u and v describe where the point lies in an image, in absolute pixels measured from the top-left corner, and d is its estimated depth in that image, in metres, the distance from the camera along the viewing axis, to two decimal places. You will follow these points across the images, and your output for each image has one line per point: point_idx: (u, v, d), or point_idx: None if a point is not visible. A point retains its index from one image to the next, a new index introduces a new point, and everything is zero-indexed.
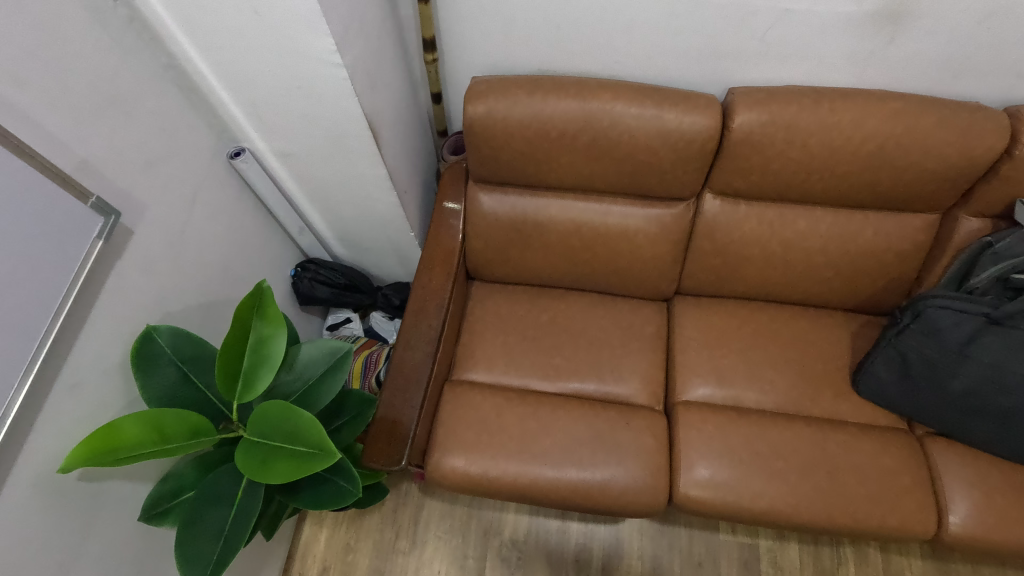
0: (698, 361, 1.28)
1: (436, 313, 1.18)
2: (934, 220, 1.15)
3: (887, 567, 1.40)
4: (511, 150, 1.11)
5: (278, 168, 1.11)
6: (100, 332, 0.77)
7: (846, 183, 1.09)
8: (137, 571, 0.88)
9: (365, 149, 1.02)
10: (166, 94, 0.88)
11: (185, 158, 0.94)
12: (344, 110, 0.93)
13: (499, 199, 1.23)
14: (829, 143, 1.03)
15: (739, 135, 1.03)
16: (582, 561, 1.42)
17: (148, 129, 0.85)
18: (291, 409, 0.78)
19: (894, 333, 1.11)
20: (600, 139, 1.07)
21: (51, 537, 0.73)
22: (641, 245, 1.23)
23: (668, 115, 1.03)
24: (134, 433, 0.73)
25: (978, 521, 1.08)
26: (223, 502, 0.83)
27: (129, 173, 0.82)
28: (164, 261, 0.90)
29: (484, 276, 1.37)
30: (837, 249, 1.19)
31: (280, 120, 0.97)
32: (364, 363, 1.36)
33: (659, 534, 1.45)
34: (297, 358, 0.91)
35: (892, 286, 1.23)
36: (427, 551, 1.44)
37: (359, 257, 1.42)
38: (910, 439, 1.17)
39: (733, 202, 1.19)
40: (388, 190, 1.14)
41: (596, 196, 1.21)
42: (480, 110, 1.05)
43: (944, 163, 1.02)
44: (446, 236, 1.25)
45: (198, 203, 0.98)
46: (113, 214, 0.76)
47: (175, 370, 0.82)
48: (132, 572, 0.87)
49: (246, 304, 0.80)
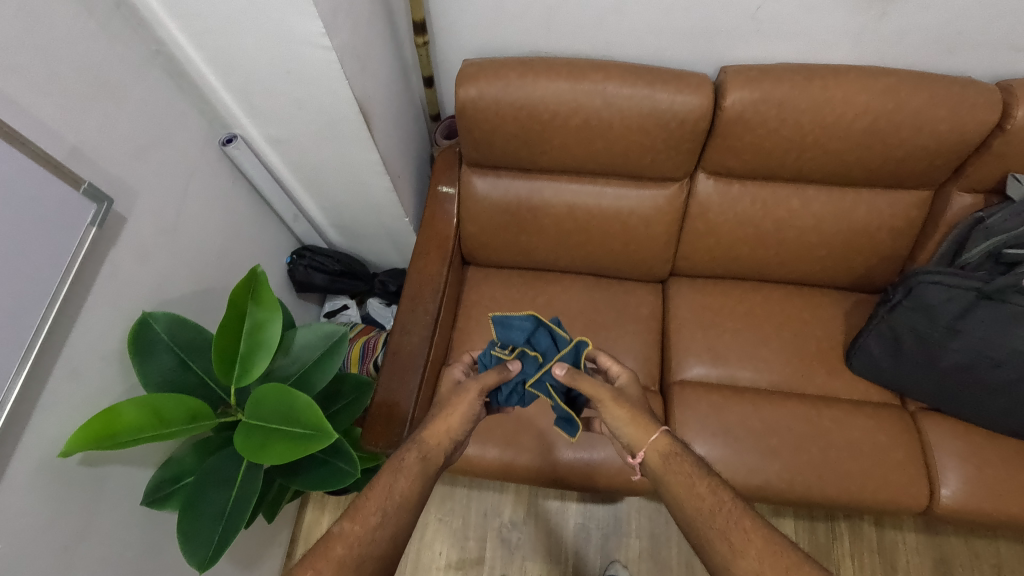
0: (694, 341, 1.29)
1: (432, 298, 1.19)
2: (927, 196, 1.16)
3: (881, 541, 1.42)
4: (503, 132, 1.10)
5: (271, 155, 1.11)
6: (96, 319, 0.78)
7: (838, 161, 1.09)
8: (141, 554, 0.90)
9: (357, 134, 1.02)
10: (155, 81, 0.88)
11: (176, 145, 0.94)
12: (334, 94, 0.93)
13: (493, 183, 1.23)
14: (821, 121, 1.03)
15: (730, 114, 1.03)
16: (581, 540, 1.45)
17: (139, 116, 0.85)
18: (287, 391, 0.79)
19: (886, 310, 1.13)
20: (593, 120, 1.07)
21: (56, 521, 0.74)
22: (635, 226, 1.23)
23: (660, 95, 1.02)
24: (133, 417, 0.75)
25: (970, 493, 1.10)
26: (224, 485, 0.84)
27: (121, 161, 0.82)
28: (158, 248, 0.90)
29: (480, 260, 1.37)
30: (831, 227, 1.19)
31: (271, 105, 0.97)
32: (362, 349, 1.37)
33: (656, 512, 1.47)
34: (292, 343, 0.92)
35: (885, 263, 1.24)
36: (429, 533, 1.46)
37: (354, 243, 1.43)
38: (903, 415, 1.19)
39: (726, 181, 1.19)
40: (382, 175, 1.14)
41: (590, 178, 1.21)
42: (472, 93, 1.05)
43: (937, 139, 1.03)
44: (440, 221, 1.26)
45: (191, 190, 0.98)
46: (105, 201, 0.76)
47: (172, 355, 0.83)
48: (136, 555, 0.89)
49: (241, 288, 0.80)
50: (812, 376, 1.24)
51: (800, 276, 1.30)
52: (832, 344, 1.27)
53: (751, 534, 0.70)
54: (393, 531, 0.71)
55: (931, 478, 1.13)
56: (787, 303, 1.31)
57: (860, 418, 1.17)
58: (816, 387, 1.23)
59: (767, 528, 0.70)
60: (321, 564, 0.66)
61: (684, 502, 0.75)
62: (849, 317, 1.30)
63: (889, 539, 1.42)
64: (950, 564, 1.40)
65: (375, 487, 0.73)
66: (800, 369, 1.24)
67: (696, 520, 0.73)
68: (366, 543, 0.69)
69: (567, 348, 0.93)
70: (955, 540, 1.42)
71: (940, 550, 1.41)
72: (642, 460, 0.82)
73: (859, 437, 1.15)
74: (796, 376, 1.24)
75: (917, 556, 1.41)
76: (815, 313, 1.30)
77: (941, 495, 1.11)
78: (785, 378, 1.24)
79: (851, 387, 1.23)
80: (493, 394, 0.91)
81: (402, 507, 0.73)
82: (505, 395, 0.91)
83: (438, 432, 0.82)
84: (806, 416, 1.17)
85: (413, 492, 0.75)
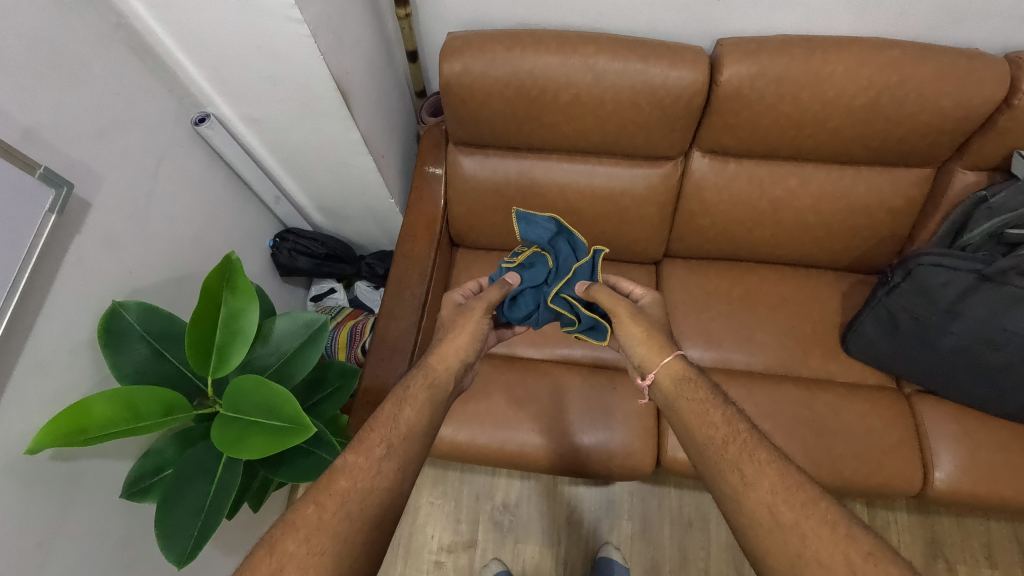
0: (687, 324, 1.26)
1: (419, 282, 1.15)
2: (929, 174, 1.12)
3: (873, 522, 1.42)
4: (490, 109, 1.06)
5: (247, 134, 1.07)
6: (61, 310, 0.75)
7: (838, 138, 1.05)
8: (122, 546, 0.88)
9: (336, 112, 0.98)
10: (118, 56, 0.83)
11: (144, 125, 0.90)
12: (308, 70, 0.89)
13: (481, 161, 1.18)
14: (822, 96, 0.98)
15: (727, 90, 0.99)
16: (573, 522, 1.44)
17: (100, 94, 0.81)
18: (266, 383, 0.76)
19: (884, 292, 1.10)
20: (583, 96, 1.02)
21: (28, 518, 0.72)
22: (627, 206, 1.19)
23: (653, 69, 0.98)
24: (104, 412, 0.72)
25: (963, 476, 1.09)
26: (204, 477, 0.82)
27: (82, 143, 0.78)
28: (128, 235, 0.87)
29: (469, 242, 1.34)
30: (829, 207, 1.16)
31: (244, 82, 0.93)
32: (349, 334, 1.34)
33: (649, 495, 1.46)
34: (271, 332, 0.88)
35: (884, 243, 1.21)
36: (421, 517, 1.45)
37: (339, 225, 1.39)
38: (899, 398, 1.17)
39: (722, 159, 1.15)
40: (364, 155, 1.10)
41: (581, 157, 1.17)
42: (456, 68, 1.00)
43: (941, 114, 0.98)
44: (427, 202, 1.22)
45: (163, 172, 0.94)
46: (64, 185, 0.73)
47: (146, 345, 0.80)
48: (116, 548, 0.87)
49: (214, 276, 0.77)
50: (807, 359, 1.22)
51: (797, 257, 1.27)
52: (828, 326, 1.25)
53: (764, 467, 0.68)
54: (397, 464, 0.71)
55: (926, 461, 1.11)
56: (783, 285, 1.29)
57: (855, 401, 1.15)
58: (810, 370, 1.21)
59: (780, 461, 0.69)
60: (325, 497, 0.64)
61: (697, 433, 0.75)
62: (846, 298, 1.27)
63: (880, 519, 1.42)
64: (941, 543, 1.40)
65: (379, 419, 0.74)
66: (795, 352, 1.22)
67: (718, 464, 0.72)
68: (371, 474, 0.68)
69: (585, 257, 1.03)
70: (947, 520, 1.42)
71: (931, 529, 1.41)
72: (652, 381, 0.85)
73: (853, 421, 1.13)
74: (791, 359, 1.22)
75: (909, 535, 1.41)
76: (812, 295, 1.27)
77: (935, 478, 1.10)
78: (779, 361, 1.22)
79: (847, 370, 1.21)
80: (510, 307, 0.99)
81: (407, 438, 0.74)
82: (512, 307, 0.99)
83: (445, 357, 0.86)
84: (800, 400, 1.15)
85: (419, 418, 0.77)
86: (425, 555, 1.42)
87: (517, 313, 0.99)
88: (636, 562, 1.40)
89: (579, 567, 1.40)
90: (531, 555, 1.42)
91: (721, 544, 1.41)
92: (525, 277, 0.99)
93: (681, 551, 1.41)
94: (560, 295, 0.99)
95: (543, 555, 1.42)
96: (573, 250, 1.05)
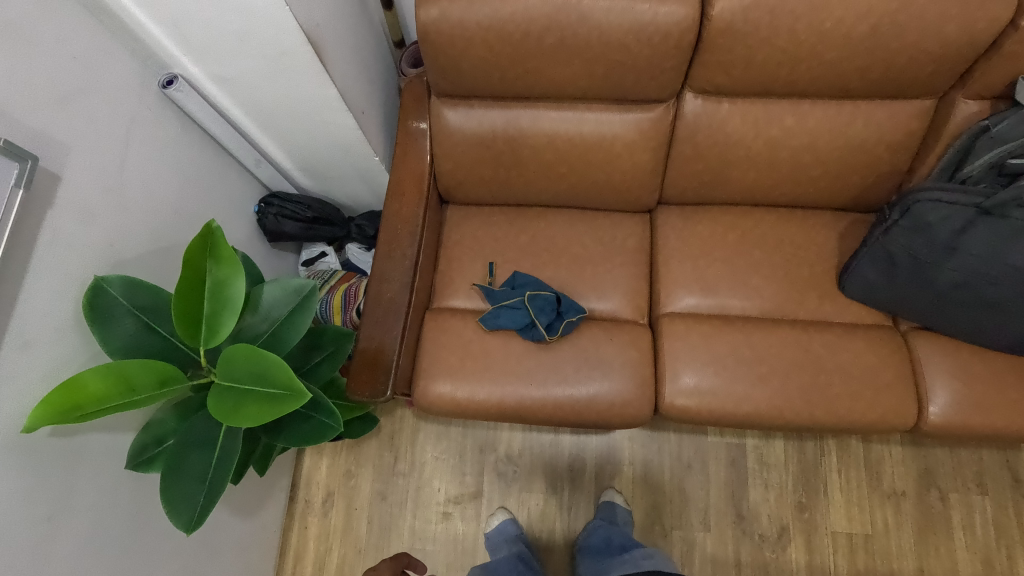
0: (682, 271, 1.25)
1: (410, 242, 1.13)
2: (929, 105, 1.08)
3: (868, 456, 1.45)
4: (472, 58, 1.01)
5: (219, 95, 1.04)
6: (42, 287, 0.76)
7: (837, 72, 1.00)
8: (118, 516, 0.91)
9: (310, 68, 0.94)
10: (70, 16, 0.81)
11: (109, 90, 0.88)
12: (276, 24, 0.85)
13: (465, 113, 1.13)
14: (819, 27, 0.94)
15: (718, 25, 0.94)
16: (576, 470, 1.48)
17: (58, 59, 0.79)
18: (256, 352, 0.76)
19: (881, 231, 1.08)
20: (569, 39, 0.97)
21: (15, 503, 0.74)
22: (618, 154, 1.16)
23: (641, 6, 0.93)
24: (98, 388, 0.71)
25: (956, 409, 1.10)
26: (205, 446, 0.82)
27: (45, 112, 0.77)
28: (104, 208, 0.86)
29: (458, 198, 1.31)
30: (826, 143, 1.12)
31: (209, 39, 0.90)
32: (343, 297, 1.33)
33: (649, 440, 1.49)
34: (260, 300, 0.88)
35: (882, 180, 1.18)
36: (427, 471, 1.49)
37: (326, 187, 1.36)
38: (895, 335, 1.17)
39: (715, 100, 1.10)
40: (343, 112, 1.06)
41: (568, 104, 1.13)
42: (434, 13, 0.95)
43: (944, 41, 0.94)
44: (414, 158, 1.18)
45: (134, 138, 0.93)
46: (29, 159, 0.71)
47: (134, 320, 0.79)
48: (112, 519, 0.90)
49: (196, 245, 0.74)
50: (804, 301, 1.21)
51: (791, 199, 1.24)
52: (826, 267, 1.24)
53: None
54: None
55: (921, 396, 1.13)
56: (779, 227, 1.26)
57: (852, 341, 1.15)
58: (808, 312, 1.21)
59: None
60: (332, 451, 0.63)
61: None
62: (843, 239, 1.25)
63: (875, 453, 1.45)
64: (934, 473, 1.44)
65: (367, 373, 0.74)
66: (792, 295, 1.21)
67: None
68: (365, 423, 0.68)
69: (546, 284, 1.22)
70: (940, 451, 1.45)
71: (925, 460, 1.44)
72: None
73: (849, 360, 1.14)
74: (787, 302, 1.21)
75: (902, 467, 1.44)
76: (809, 237, 1.26)
77: (929, 412, 1.12)
78: (776, 305, 1.21)
79: (843, 310, 1.20)
80: (511, 322, 1.15)
81: None
82: (511, 322, 1.15)
83: None
84: (797, 342, 1.15)
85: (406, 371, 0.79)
86: (433, 506, 1.46)
87: (516, 322, 1.15)
88: (638, 505, 1.44)
89: (582, 512, 1.45)
90: (536, 502, 1.46)
91: (721, 483, 1.45)
92: (512, 315, 1.16)
93: (681, 492, 1.45)
94: (538, 311, 1.14)
95: (547, 502, 1.46)
96: (540, 287, 1.20)
